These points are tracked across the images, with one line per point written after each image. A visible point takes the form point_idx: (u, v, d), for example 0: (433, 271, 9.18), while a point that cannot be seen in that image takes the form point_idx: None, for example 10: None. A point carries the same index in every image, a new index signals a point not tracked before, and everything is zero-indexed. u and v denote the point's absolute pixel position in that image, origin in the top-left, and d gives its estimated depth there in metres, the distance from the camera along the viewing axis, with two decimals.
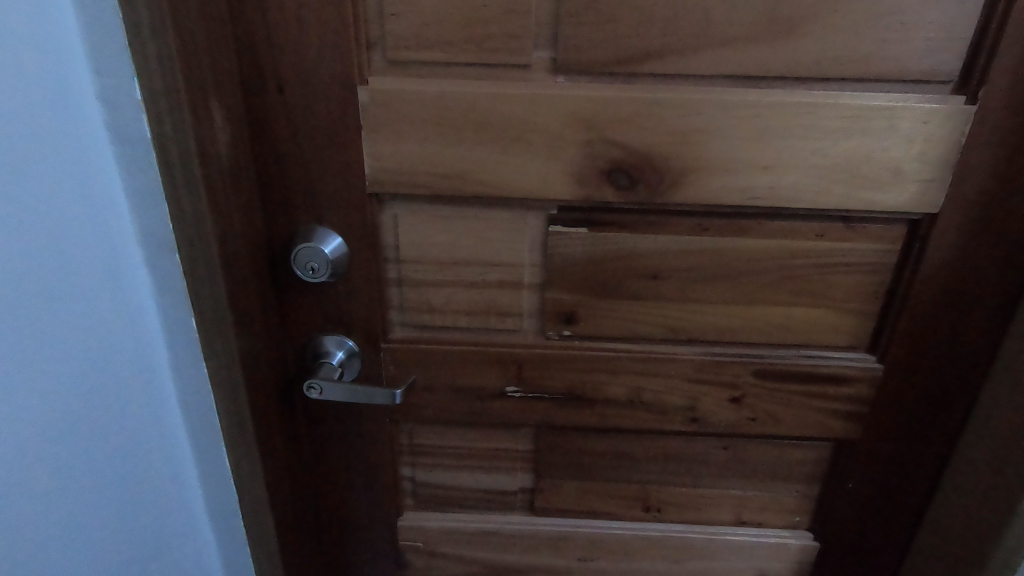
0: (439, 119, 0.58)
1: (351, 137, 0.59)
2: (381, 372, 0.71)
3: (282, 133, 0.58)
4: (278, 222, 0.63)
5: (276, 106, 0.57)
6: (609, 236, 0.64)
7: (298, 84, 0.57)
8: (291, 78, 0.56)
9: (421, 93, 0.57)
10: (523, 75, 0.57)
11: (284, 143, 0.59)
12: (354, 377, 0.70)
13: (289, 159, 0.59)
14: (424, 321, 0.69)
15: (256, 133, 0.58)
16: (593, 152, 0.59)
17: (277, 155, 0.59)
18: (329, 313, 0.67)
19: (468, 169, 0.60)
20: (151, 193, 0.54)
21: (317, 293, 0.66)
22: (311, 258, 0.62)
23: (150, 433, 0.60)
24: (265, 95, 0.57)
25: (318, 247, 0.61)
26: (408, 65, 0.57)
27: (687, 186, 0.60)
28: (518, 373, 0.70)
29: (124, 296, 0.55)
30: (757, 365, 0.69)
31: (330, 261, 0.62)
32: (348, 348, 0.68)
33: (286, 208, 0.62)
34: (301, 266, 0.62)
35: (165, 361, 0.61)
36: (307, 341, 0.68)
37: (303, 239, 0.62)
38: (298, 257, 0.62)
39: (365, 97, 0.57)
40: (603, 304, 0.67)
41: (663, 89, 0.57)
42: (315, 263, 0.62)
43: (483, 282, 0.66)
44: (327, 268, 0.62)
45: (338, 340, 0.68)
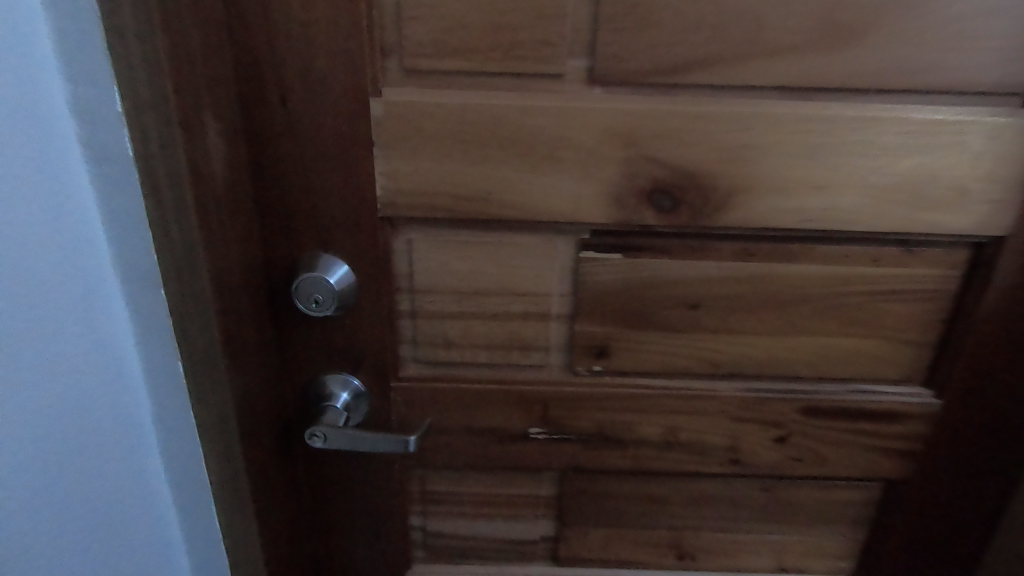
0: (461, 134, 0.52)
1: (362, 155, 0.52)
2: (390, 414, 0.63)
3: (283, 150, 0.51)
4: (277, 250, 0.56)
5: (276, 120, 0.51)
6: (646, 263, 0.58)
7: (303, 95, 0.50)
8: (295, 90, 0.50)
9: (442, 105, 0.51)
10: (555, 86, 0.52)
11: (285, 161, 0.52)
12: (361, 420, 0.63)
13: (290, 179, 0.53)
14: (440, 357, 0.62)
15: (253, 150, 0.51)
16: (632, 171, 0.53)
17: (276, 174, 0.52)
18: (334, 350, 0.60)
19: (493, 191, 0.54)
20: (136, 220, 0.47)
21: (321, 327, 0.59)
22: (315, 289, 0.55)
23: (133, 493, 0.53)
24: (265, 108, 0.50)
25: (322, 277, 0.55)
26: (427, 75, 0.51)
27: (734, 209, 0.54)
28: (544, 413, 0.64)
29: (102, 338, 0.48)
30: (804, 400, 0.63)
31: (336, 292, 0.56)
32: (355, 388, 0.61)
33: (286, 234, 0.55)
34: (303, 297, 0.55)
35: (148, 408, 0.54)
36: (309, 380, 0.61)
37: (306, 269, 0.55)
38: (299, 288, 0.55)
39: (379, 110, 0.51)
40: (637, 337, 0.61)
41: (710, 101, 0.51)
42: (320, 295, 0.55)
43: (506, 314, 0.60)
44: (332, 300, 0.56)
45: (343, 380, 0.61)
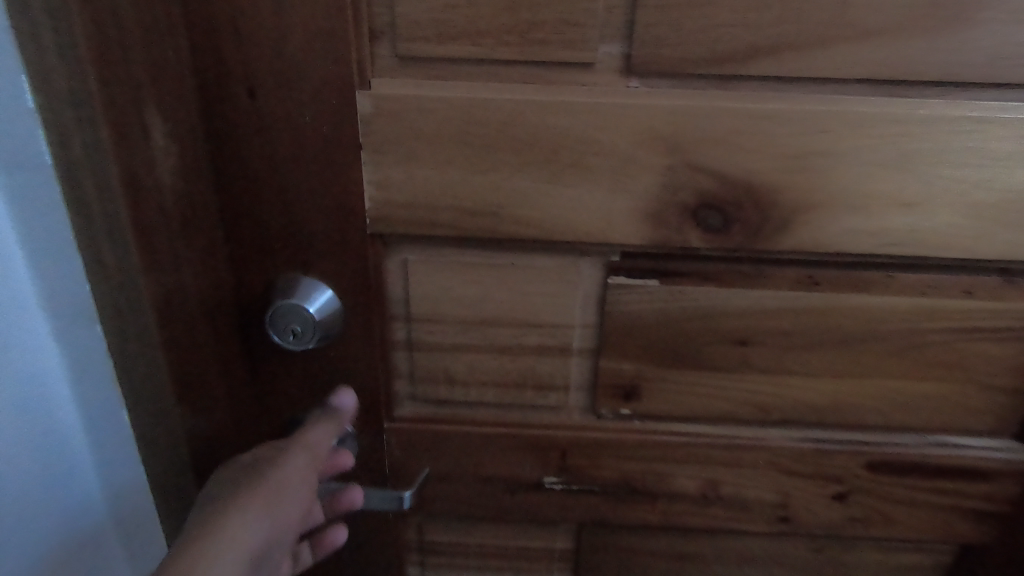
0: (467, 136, 0.42)
1: (348, 160, 0.43)
2: (383, 458, 0.55)
3: (252, 154, 0.43)
4: (246, 274, 0.46)
5: (244, 118, 0.42)
6: (689, 292, 0.48)
7: (274, 87, 0.41)
8: (265, 81, 0.41)
9: (444, 101, 0.42)
10: (583, 78, 0.42)
11: (254, 167, 0.43)
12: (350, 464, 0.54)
13: (262, 189, 0.44)
14: (441, 395, 0.53)
15: (216, 154, 0.42)
16: (674, 183, 0.43)
17: (245, 183, 0.43)
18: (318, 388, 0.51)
19: (504, 205, 0.44)
20: (45, 213, 0.43)
21: (301, 363, 0.50)
22: (293, 320, 0.46)
23: (36, 507, 0.49)
24: (229, 102, 0.41)
25: (301, 305, 0.46)
26: (426, 63, 0.42)
27: (798, 229, 0.44)
28: (561, 461, 0.55)
29: (9, 340, 0.44)
30: (871, 453, 0.53)
31: (317, 324, 0.47)
32: (342, 429, 0.53)
33: (257, 255, 0.46)
34: (278, 329, 0.47)
35: (71, 415, 0.50)
36: (289, 422, 0.51)
37: (281, 295, 0.46)
38: (274, 318, 0.46)
39: (367, 106, 0.42)
40: (673, 377, 0.52)
41: (775, 97, 0.41)
42: (297, 325, 0.47)
43: (518, 348, 0.51)
44: (314, 333, 0.47)
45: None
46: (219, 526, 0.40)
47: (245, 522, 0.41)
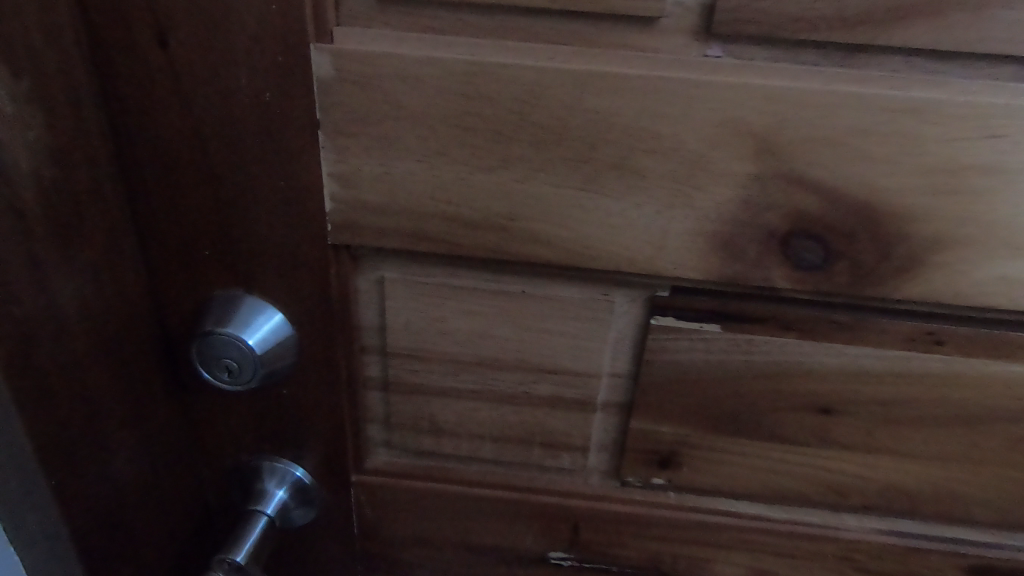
0: (468, 118, 0.30)
1: (300, 144, 0.31)
2: (349, 517, 0.44)
3: (167, 129, 0.30)
4: (167, 288, 0.35)
5: (151, 75, 0.29)
6: (759, 344, 0.36)
7: (190, 33, 0.28)
8: (177, 22, 0.28)
9: (436, 65, 0.29)
10: (638, 39, 0.29)
11: (169, 147, 0.31)
12: (306, 520, 0.43)
13: (183, 178, 0.31)
14: (424, 445, 0.42)
15: (117, 126, 0.30)
16: (761, 199, 0.30)
17: (160, 170, 0.31)
18: (266, 433, 0.40)
19: (516, 217, 0.32)
20: None
21: (247, 400, 0.39)
22: (226, 351, 0.34)
23: None
24: (131, 53, 0.29)
25: (238, 333, 0.34)
26: (413, 7, 0.29)
27: (932, 273, 0.31)
28: (572, 534, 0.44)
29: None
30: (974, 556, 0.41)
31: (258, 357, 0.35)
32: (299, 482, 0.41)
33: (180, 264, 0.34)
34: (206, 360, 0.34)
35: None
36: (236, 470, 0.41)
37: (211, 319, 0.34)
38: (202, 346, 0.34)
39: (326, 67, 0.29)
40: (724, 445, 0.40)
41: (928, 81, 0.28)
42: (232, 360, 0.34)
43: (526, 399, 0.39)
44: (254, 370, 0.35)
45: (282, 471, 0.40)
46: None
47: None
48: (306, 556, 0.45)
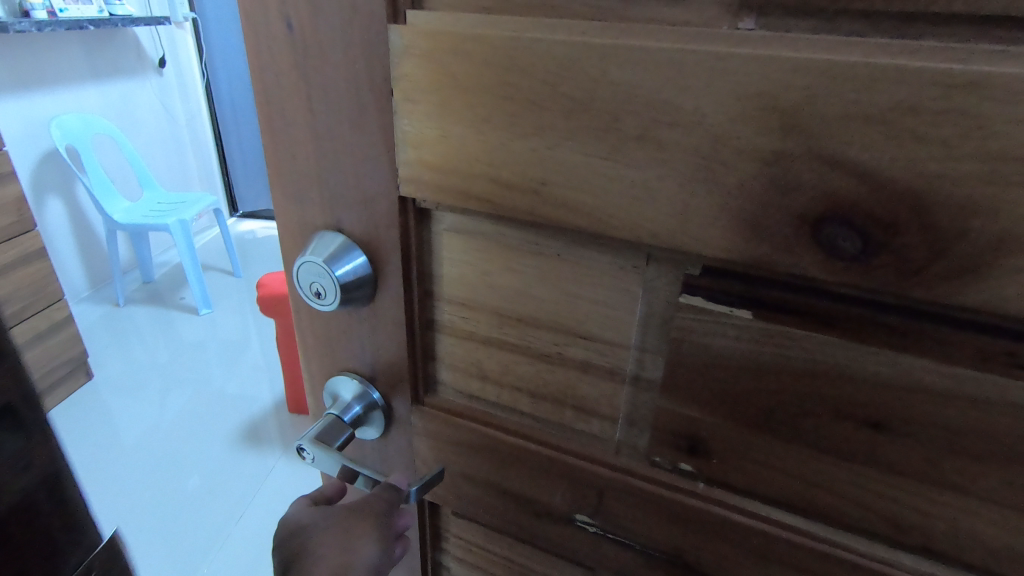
0: (507, 87, 0.33)
1: (379, 108, 0.37)
2: (411, 439, 0.51)
3: (293, 95, 0.39)
4: (291, 219, 0.45)
5: (284, 52, 0.38)
6: (795, 338, 0.33)
7: (310, 18, 0.36)
8: (299, 9, 0.36)
9: (482, 40, 0.32)
10: (670, 13, 0.30)
11: (294, 108, 0.40)
12: (382, 433, 0.52)
13: (302, 133, 0.41)
14: (473, 389, 0.47)
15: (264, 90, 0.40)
16: (789, 178, 0.29)
17: (286, 126, 0.41)
18: (352, 348, 0.48)
19: (547, 182, 0.34)
20: None
21: (338, 320, 0.48)
22: (313, 276, 0.43)
23: None
24: (272, 36, 0.38)
25: (325, 263, 0.42)
26: None
27: (1002, 279, 0.27)
28: (599, 502, 0.45)
29: None
30: None
31: (338, 280, 0.42)
32: (374, 401, 0.50)
33: (298, 202, 0.44)
34: (305, 287, 0.44)
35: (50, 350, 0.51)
36: (331, 387, 0.50)
37: (309, 249, 0.43)
38: (299, 274, 0.44)
39: (399, 43, 0.34)
40: (756, 445, 0.37)
41: (995, 53, 0.25)
42: (320, 283, 0.43)
43: (560, 360, 0.41)
44: (336, 292, 0.43)
45: (360, 388, 0.49)
46: (353, 544, 0.47)
47: (370, 542, 0.48)
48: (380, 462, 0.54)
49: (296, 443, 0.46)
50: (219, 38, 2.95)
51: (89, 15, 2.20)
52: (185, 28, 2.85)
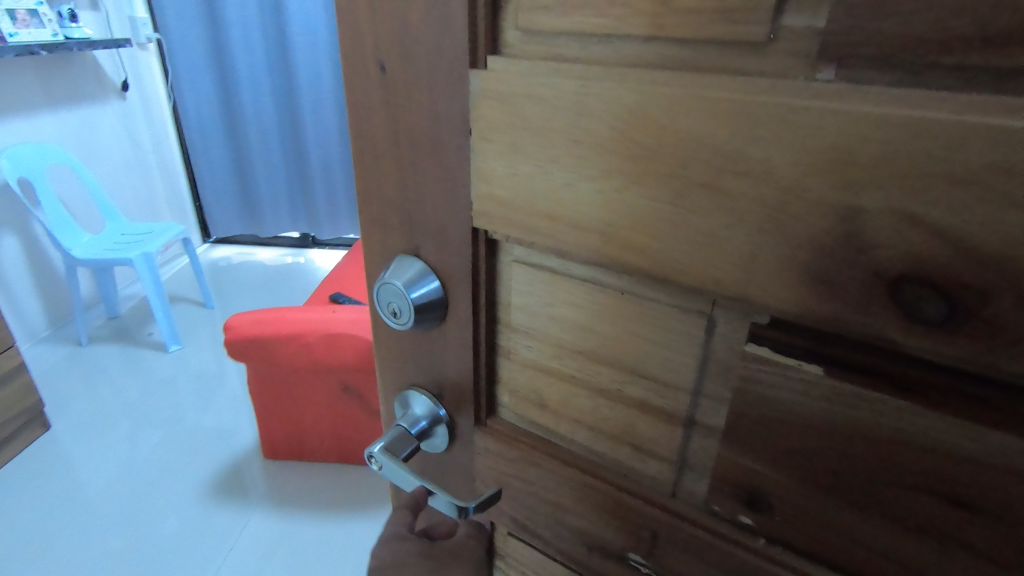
0: (577, 132, 0.34)
1: (457, 145, 0.38)
2: (472, 456, 0.52)
3: (381, 130, 0.42)
4: (374, 243, 0.48)
5: (374, 91, 0.40)
6: (869, 400, 0.31)
7: (399, 60, 0.38)
8: (391, 53, 0.38)
9: (555, 87, 0.33)
10: (746, 62, 0.29)
11: (382, 143, 0.42)
12: (446, 446, 0.54)
13: (388, 165, 0.43)
14: (532, 416, 0.48)
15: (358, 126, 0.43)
16: (866, 235, 0.28)
17: (374, 157, 0.43)
18: (423, 365, 0.51)
19: (613, 223, 0.35)
20: None
21: (410, 338, 0.51)
22: (389, 297, 0.46)
23: None
24: (365, 77, 0.41)
25: (401, 285, 0.45)
26: (546, 37, 0.34)
27: None
28: (653, 543, 0.44)
29: None
30: None
31: (412, 302, 0.45)
32: (439, 417, 0.52)
33: (379, 227, 0.47)
34: (383, 306, 0.47)
35: None
36: (403, 397, 0.53)
37: (389, 270, 0.46)
38: (377, 294, 0.47)
39: (479, 86, 0.35)
40: (823, 508, 0.35)
41: None
42: (396, 304, 0.46)
43: (619, 397, 0.41)
44: (409, 312, 0.45)
45: (426, 403, 0.52)
46: None
47: None
48: (442, 474, 0.56)
49: (366, 451, 0.48)
50: (220, 79, 2.77)
51: (45, 38, 2.12)
52: (155, 47, 2.73)
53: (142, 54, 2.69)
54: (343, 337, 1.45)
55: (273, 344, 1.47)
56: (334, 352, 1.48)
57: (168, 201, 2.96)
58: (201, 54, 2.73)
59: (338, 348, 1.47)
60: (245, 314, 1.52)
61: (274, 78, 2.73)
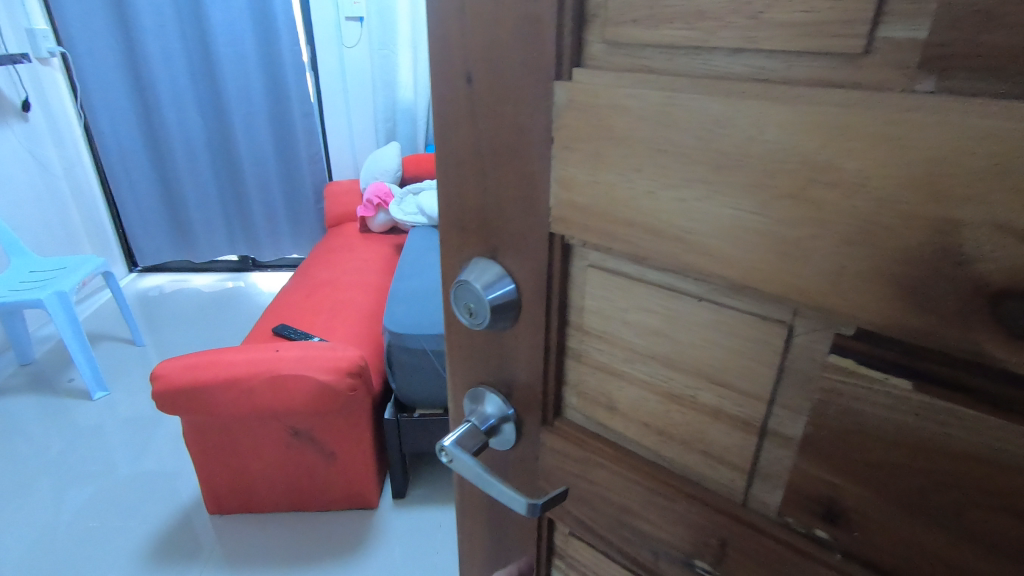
0: (662, 141, 0.34)
1: (538, 153, 0.40)
2: (537, 456, 0.53)
3: (464, 139, 0.43)
4: (450, 246, 0.50)
5: (458, 102, 0.42)
6: (962, 418, 0.30)
7: (486, 72, 0.40)
8: (479, 66, 0.40)
9: (641, 99, 0.34)
10: (841, 74, 0.29)
11: (463, 150, 0.44)
12: (514, 445, 0.54)
13: (469, 172, 0.45)
14: (601, 418, 0.48)
15: (441, 134, 0.45)
16: (968, 247, 0.27)
17: (455, 164, 0.45)
18: (493, 366, 0.53)
19: (694, 231, 0.35)
20: None
21: (481, 337, 0.52)
22: (467, 296, 0.47)
23: None
24: (450, 88, 0.42)
25: (478, 286, 0.46)
26: (634, 50, 0.34)
27: None
28: (721, 551, 0.44)
29: None
30: None
31: (488, 302, 0.46)
32: (508, 416, 0.53)
33: (457, 232, 0.48)
34: (460, 306, 0.48)
35: None
36: (473, 396, 0.55)
37: (467, 272, 0.47)
38: (455, 294, 0.48)
39: (565, 96, 0.37)
40: (906, 525, 0.34)
41: None
42: (472, 304, 0.47)
43: (691, 404, 0.41)
44: (486, 311, 0.46)
45: (496, 402, 0.53)
46: None
47: None
48: (505, 471, 0.57)
49: (437, 445, 0.50)
50: (212, 104, 2.70)
51: None
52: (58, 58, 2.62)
53: (48, 71, 2.58)
54: (287, 380, 1.39)
55: (207, 391, 1.38)
56: (279, 394, 1.39)
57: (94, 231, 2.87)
58: (166, 77, 2.62)
59: (285, 392, 1.39)
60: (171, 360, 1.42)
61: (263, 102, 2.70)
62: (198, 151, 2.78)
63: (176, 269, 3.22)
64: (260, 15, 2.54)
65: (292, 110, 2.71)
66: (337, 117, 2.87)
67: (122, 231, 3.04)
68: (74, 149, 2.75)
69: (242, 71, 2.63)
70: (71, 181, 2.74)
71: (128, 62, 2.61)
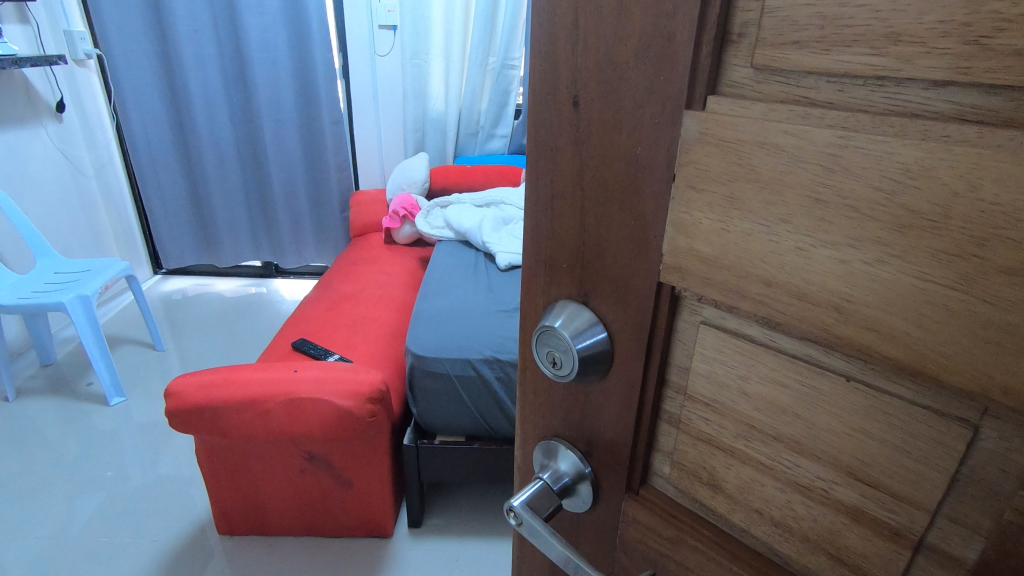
0: (823, 188, 0.28)
1: (657, 190, 0.34)
2: (616, 524, 0.47)
3: (567, 169, 0.39)
4: (536, 284, 0.45)
5: (564, 130, 0.38)
6: None
7: (600, 98, 0.35)
8: (591, 90, 0.36)
9: (800, 137, 0.28)
10: None
11: (565, 181, 0.39)
12: (588, 508, 0.48)
13: (568, 206, 0.40)
14: (698, 495, 0.41)
15: (539, 164, 0.41)
16: None
17: (549, 197, 0.41)
18: (572, 420, 0.47)
19: (854, 300, 0.28)
20: None
21: (560, 387, 0.47)
22: (551, 344, 0.42)
23: None
24: (555, 113, 0.38)
25: (564, 333, 0.41)
26: (794, 79, 0.29)
27: None
28: None
29: None
30: None
31: (576, 351, 0.41)
32: (585, 474, 0.47)
33: (546, 270, 0.44)
34: (541, 356, 0.43)
35: None
36: (548, 450, 0.49)
37: (551, 317, 0.42)
38: (536, 342, 0.43)
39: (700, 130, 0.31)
40: None
41: None
42: (556, 352, 0.42)
43: (822, 497, 0.34)
44: (572, 363, 0.41)
45: (572, 459, 0.48)
46: None
47: None
48: (575, 536, 0.51)
49: (506, 504, 0.46)
50: (244, 111, 2.70)
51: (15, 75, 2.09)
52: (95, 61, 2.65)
53: (84, 71, 2.61)
54: (305, 403, 1.33)
55: (222, 411, 1.32)
56: (295, 418, 1.33)
57: (123, 231, 2.89)
58: (197, 82, 2.62)
59: (303, 415, 1.33)
60: (188, 377, 1.37)
61: (294, 110, 2.69)
62: (227, 157, 2.78)
63: (199, 272, 3.21)
64: (296, 24, 2.54)
65: (323, 119, 2.69)
66: (369, 127, 2.84)
67: (149, 233, 3.03)
68: (106, 149, 2.76)
69: (274, 79, 2.62)
70: (104, 182, 2.76)
71: (163, 66, 2.62)
